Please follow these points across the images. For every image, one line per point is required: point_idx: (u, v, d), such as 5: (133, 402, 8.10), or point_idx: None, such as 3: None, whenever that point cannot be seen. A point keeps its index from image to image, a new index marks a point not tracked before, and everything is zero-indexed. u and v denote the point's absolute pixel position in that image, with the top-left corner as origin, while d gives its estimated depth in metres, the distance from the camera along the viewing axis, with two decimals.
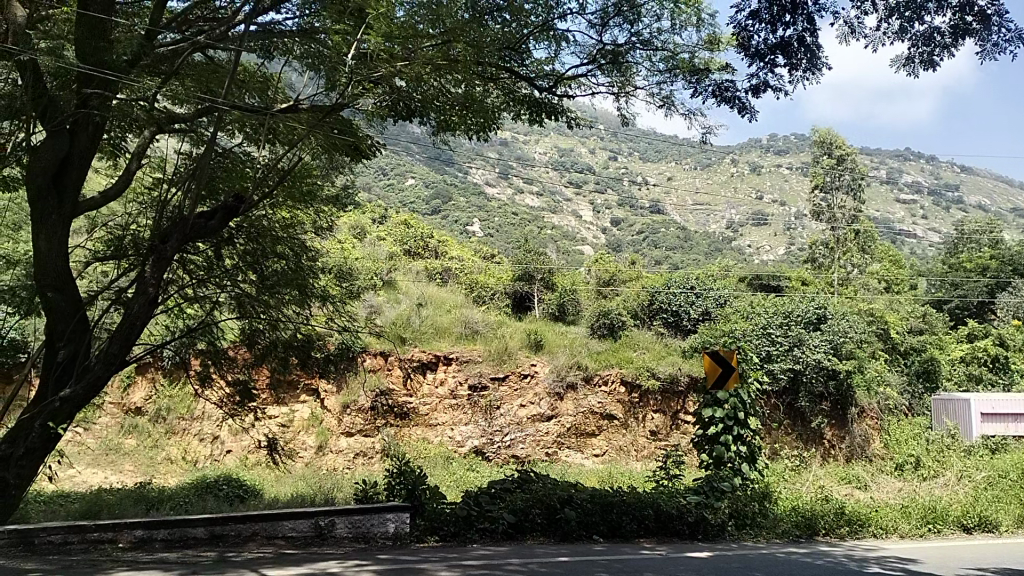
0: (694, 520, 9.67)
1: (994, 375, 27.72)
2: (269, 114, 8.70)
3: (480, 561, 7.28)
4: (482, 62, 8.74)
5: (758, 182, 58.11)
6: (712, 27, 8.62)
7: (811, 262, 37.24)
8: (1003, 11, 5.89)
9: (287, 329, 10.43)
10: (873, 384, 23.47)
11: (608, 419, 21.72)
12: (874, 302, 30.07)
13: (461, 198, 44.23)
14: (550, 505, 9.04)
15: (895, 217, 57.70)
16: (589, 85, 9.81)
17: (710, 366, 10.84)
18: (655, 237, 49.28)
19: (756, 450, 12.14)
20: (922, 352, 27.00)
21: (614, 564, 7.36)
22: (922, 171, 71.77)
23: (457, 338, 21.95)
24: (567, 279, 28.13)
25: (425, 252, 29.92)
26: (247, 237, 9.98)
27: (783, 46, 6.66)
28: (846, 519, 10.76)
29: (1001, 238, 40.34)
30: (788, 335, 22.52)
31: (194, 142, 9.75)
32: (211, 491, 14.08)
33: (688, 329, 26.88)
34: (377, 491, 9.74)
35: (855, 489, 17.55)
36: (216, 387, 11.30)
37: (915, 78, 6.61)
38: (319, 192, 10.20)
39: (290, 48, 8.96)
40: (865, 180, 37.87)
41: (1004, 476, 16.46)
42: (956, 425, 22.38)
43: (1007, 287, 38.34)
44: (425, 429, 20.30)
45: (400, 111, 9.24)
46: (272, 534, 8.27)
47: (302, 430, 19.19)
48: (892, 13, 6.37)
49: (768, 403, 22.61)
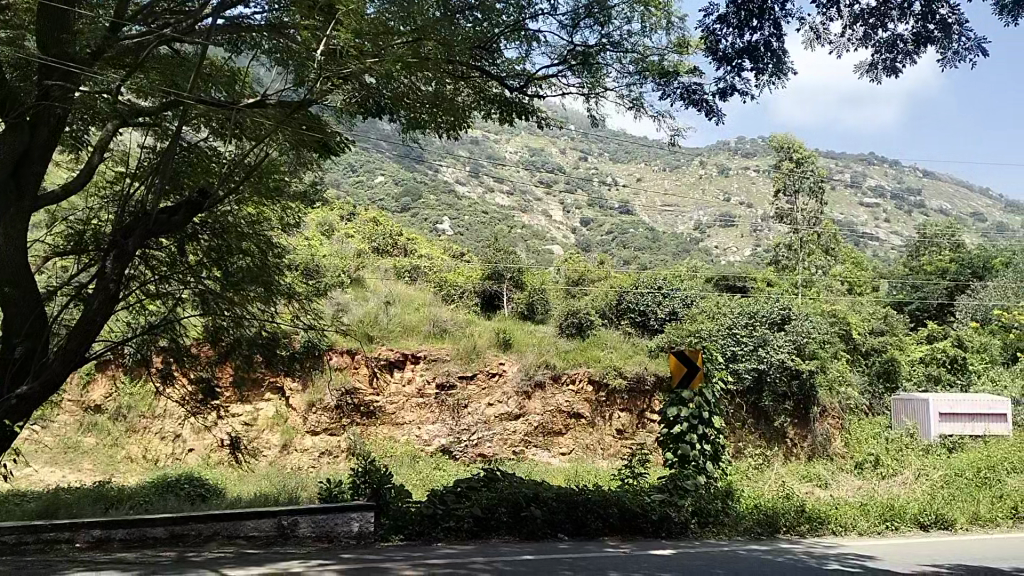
0: (658, 518, 9.72)
1: (952, 376, 28.39)
2: (234, 108, 8.50)
3: (445, 560, 7.26)
4: (453, 60, 8.68)
5: (726, 184, 58.92)
6: (681, 30, 8.65)
7: (775, 264, 37.80)
8: (963, 21, 6.08)
9: (251, 326, 10.28)
10: (835, 383, 23.86)
11: (575, 417, 21.85)
12: (837, 303, 30.60)
13: (431, 196, 44.07)
14: (515, 503, 9.08)
15: (859, 220, 58.72)
16: (559, 85, 9.77)
17: (675, 367, 10.93)
18: (624, 237, 49.62)
19: (719, 449, 12.29)
20: (882, 352, 27.57)
21: (578, 562, 7.39)
22: (884, 175, 73.19)
23: (425, 337, 21.88)
24: (536, 278, 28.28)
25: (393, 250, 29.81)
26: (211, 232, 9.84)
27: (750, 50, 6.78)
28: (807, 517, 10.94)
29: (961, 241, 41.29)
30: (752, 336, 22.84)
31: (158, 135, 9.56)
32: (173, 490, 13.88)
33: (655, 328, 27.13)
34: (341, 491, 9.68)
35: (815, 487, 17.85)
36: (178, 385, 11.15)
37: (878, 83, 6.82)
38: (286, 188, 10.15)
39: (258, 42, 8.92)
40: (825, 183, 38.50)
41: (961, 474, 16.77)
42: (916, 425, 22.84)
43: (965, 289, 39.19)
44: (391, 428, 20.20)
45: (370, 108, 9.14)
46: (233, 533, 8.17)
47: (266, 428, 19.02)
48: (855, 20, 6.51)
49: (732, 403, 22.89)
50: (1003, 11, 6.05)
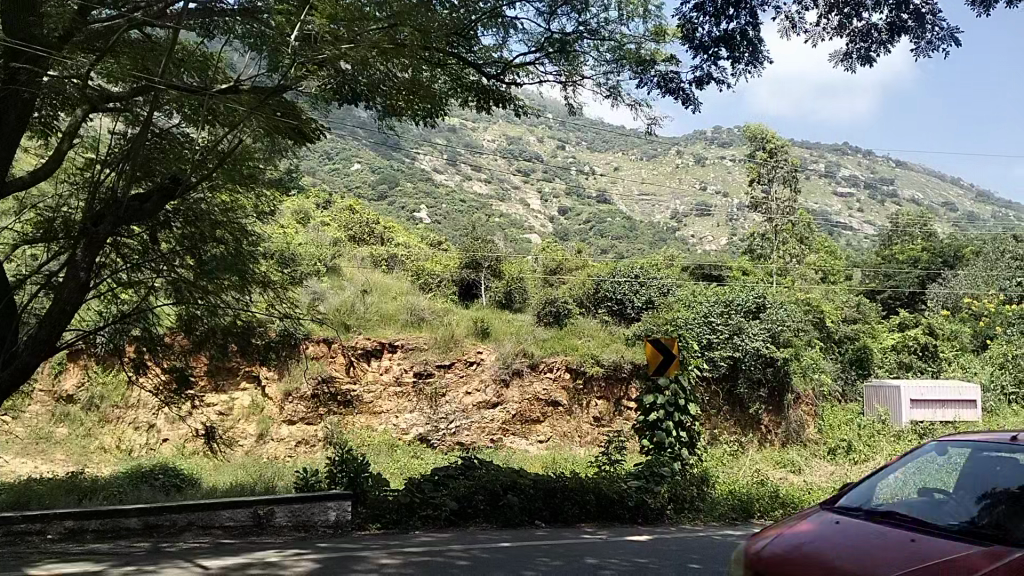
0: (634, 505, 9.83)
1: (923, 364, 28.81)
2: (207, 94, 8.30)
3: (422, 548, 7.26)
4: (429, 47, 8.56)
5: (702, 173, 59.16)
6: (658, 18, 8.64)
7: (750, 253, 38.06)
8: (935, 10, 6.19)
9: (226, 315, 10.23)
10: (808, 370, 24.17)
11: (552, 406, 21.95)
12: (811, 291, 30.87)
13: (408, 184, 43.78)
14: (493, 492, 9.10)
15: (833, 209, 59.25)
16: (536, 74, 9.73)
17: (651, 354, 10.96)
18: (602, 226, 49.68)
19: (695, 436, 12.39)
20: (855, 340, 27.96)
21: (555, 549, 7.43)
22: (858, 166, 74.03)
23: (403, 326, 21.80)
24: (514, 267, 28.28)
25: (370, 239, 29.62)
26: (184, 220, 9.70)
27: (726, 39, 6.84)
28: (781, 502, 11.09)
29: (932, 230, 41.99)
30: (728, 324, 23.03)
31: (129, 121, 9.32)
32: (146, 480, 13.75)
33: (632, 317, 27.28)
34: (318, 480, 9.67)
35: (789, 473, 18.06)
36: (151, 374, 11.04)
37: (853, 71, 6.96)
38: (260, 175, 10.06)
39: (230, 27, 8.80)
40: (799, 172, 38.80)
41: None
42: (887, 411, 23.18)
43: (936, 278, 39.72)
44: (369, 417, 20.17)
45: (345, 94, 9.06)
46: (209, 524, 8.08)
47: (242, 417, 18.92)
48: (831, 9, 6.60)
49: (708, 390, 23.08)
50: (976, 3, 6.12)
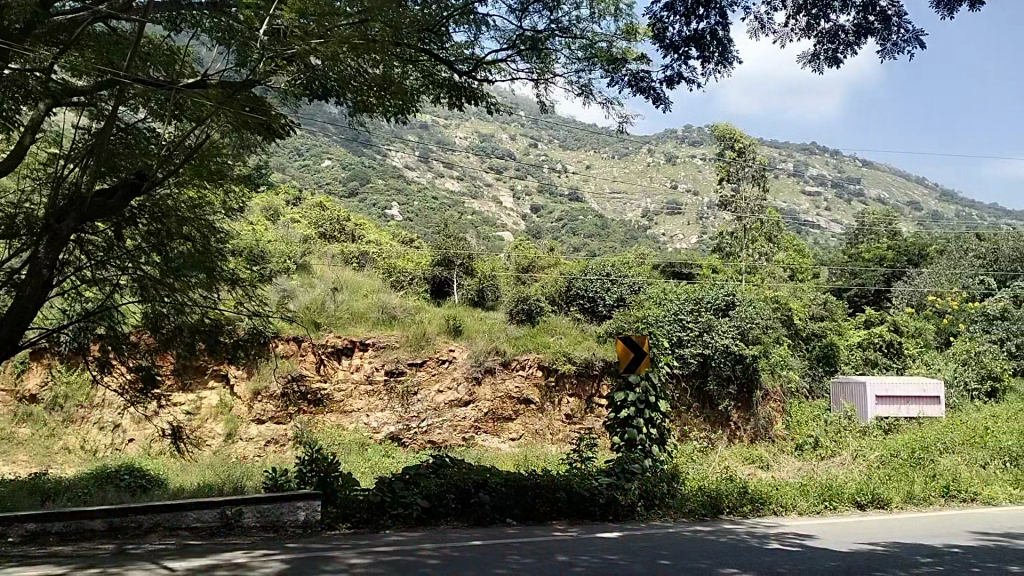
0: (606, 502, 9.82)
1: (888, 360, 29.26)
2: (173, 88, 8.18)
3: (391, 547, 7.20)
4: (400, 43, 8.43)
5: (673, 172, 59.55)
6: (629, 17, 8.66)
7: (720, 251, 38.39)
8: (901, 14, 6.29)
9: (192, 313, 10.11)
10: (776, 367, 24.45)
11: (524, 403, 21.92)
12: (779, 289, 31.20)
13: (379, 180, 43.43)
14: (463, 489, 9.17)
15: (800, 208, 60.05)
16: (508, 71, 9.68)
17: (622, 352, 11.00)
18: (574, 224, 49.80)
19: (666, 433, 12.49)
20: (822, 337, 28.32)
21: (526, 546, 7.44)
22: (825, 165, 75.09)
23: (374, 324, 21.68)
24: (486, 265, 28.76)
25: (341, 236, 29.45)
26: (149, 217, 9.45)
27: (696, 39, 6.90)
28: (749, 498, 11.17)
29: (897, 229, 42.78)
30: (698, 321, 23.19)
31: (93, 116, 9.19)
32: (111, 482, 13.53)
33: (604, 315, 27.34)
34: (287, 480, 9.58)
35: (757, 468, 18.28)
36: (117, 374, 10.81)
37: (821, 72, 7.05)
38: (229, 171, 9.88)
39: (197, 20, 8.59)
40: (767, 171, 39.13)
41: (896, 455, 17.28)
42: (853, 407, 23.54)
43: (901, 276, 40.39)
44: (339, 416, 20.05)
45: (315, 89, 8.92)
46: (176, 524, 7.98)
47: (210, 417, 18.76)
48: (799, 10, 6.69)
49: (678, 387, 23.22)
50: (940, 6, 6.22)
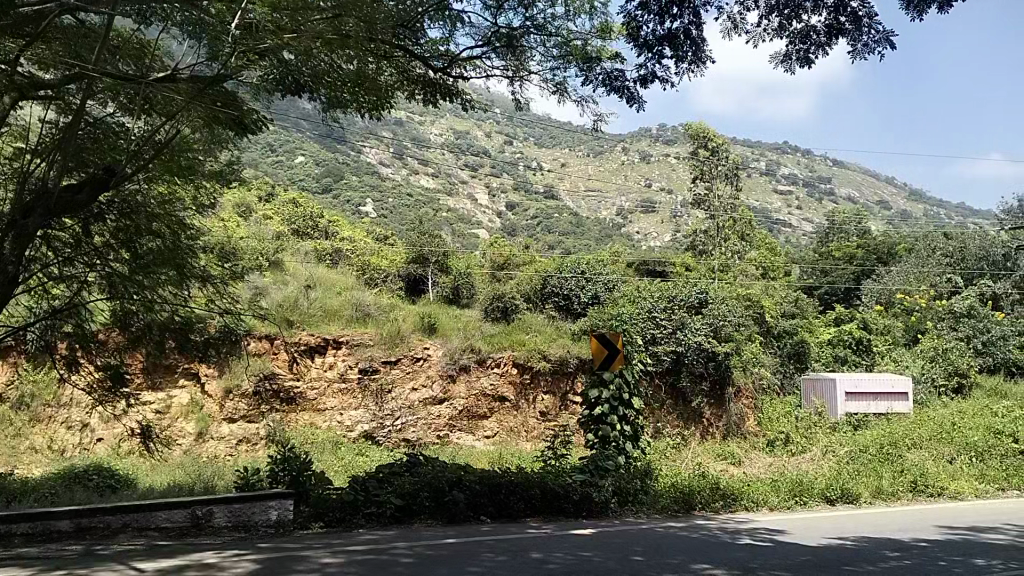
0: (580, 498, 9.84)
1: (857, 357, 29.66)
2: (143, 82, 7.86)
3: (365, 546, 7.16)
4: (375, 39, 8.36)
5: (647, 170, 59.87)
6: (604, 15, 8.67)
7: (693, 249, 38.67)
8: (872, 15, 6.37)
9: (163, 311, 10.01)
10: (748, 364, 24.69)
11: (500, 401, 21.83)
12: (752, 286, 31.49)
13: (353, 177, 43.16)
14: (438, 488, 9.06)
15: (773, 206, 60.65)
16: (483, 68, 9.65)
17: (597, 349, 11.04)
18: (549, 222, 49.87)
19: (639, 430, 12.58)
20: (793, 334, 28.61)
21: (499, 544, 7.42)
22: (797, 164, 75.91)
23: (348, 321, 21.69)
24: (461, 262, 28.86)
25: (314, 233, 29.28)
26: (118, 213, 9.39)
27: (670, 38, 6.93)
28: (721, 494, 11.25)
29: (867, 228, 43.38)
30: (672, 319, 23.33)
31: (60, 110, 8.97)
32: (80, 481, 13.33)
33: (578, 312, 27.44)
34: (259, 479, 9.49)
35: (730, 464, 18.42)
36: (85, 372, 10.65)
37: (793, 72, 7.13)
38: (200, 167, 9.76)
39: (168, 14, 8.14)
40: (740, 170, 39.35)
41: (866, 451, 17.50)
42: (823, 404, 23.85)
43: (871, 274, 40.95)
44: (312, 415, 19.85)
45: (287, 84, 8.82)
46: (144, 525, 7.94)
47: (180, 416, 18.51)
48: (772, 10, 6.75)
49: (651, 384, 23.33)
50: (910, 8, 6.30)
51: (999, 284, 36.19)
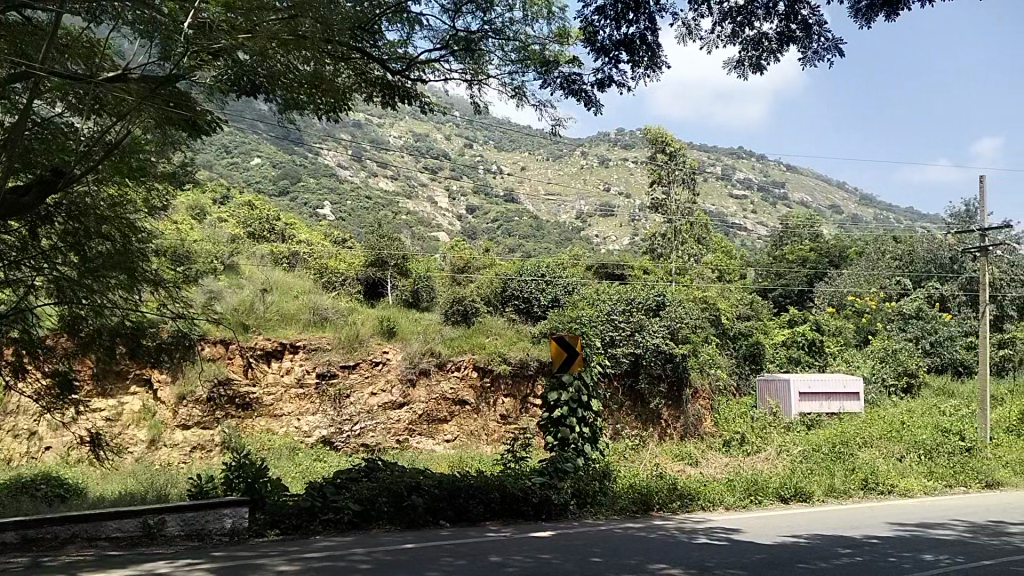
0: (539, 501, 9.85)
1: (811, 358, 30.29)
2: (92, 82, 7.62)
3: (322, 553, 7.07)
4: (333, 40, 8.23)
5: (606, 174, 60.38)
6: (562, 20, 8.70)
7: (651, 252, 39.06)
8: (822, 22, 6.52)
9: (113, 316, 9.78)
10: (705, 366, 25.04)
11: (459, 405, 21.79)
12: (709, 288, 31.88)
13: (311, 179, 42.66)
14: (396, 493, 9.04)
15: (728, 211, 61.66)
16: (441, 71, 9.60)
17: (556, 353, 11.06)
18: (508, 225, 49.97)
19: (597, 431, 12.65)
20: (749, 336, 29.09)
21: (459, 548, 7.40)
22: (752, 169, 77.23)
23: (305, 325, 21.43)
24: (421, 266, 28.72)
25: (270, 235, 28.90)
26: (66, 215, 9.15)
27: (626, 43, 7.00)
28: (679, 494, 11.37)
29: (819, 232, 44.33)
30: (630, 321, 23.56)
31: (6, 110, 8.76)
32: (27, 491, 12.94)
33: (538, 315, 27.56)
34: (214, 486, 9.31)
35: (687, 464, 18.64)
36: (31, 379, 10.29)
37: (745, 79, 7.24)
38: (153, 169, 9.58)
39: (119, 13, 7.73)
40: (696, 174, 39.88)
41: (819, 450, 17.86)
42: (777, 404, 24.30)
43: (823, 276, 41.89)
44: (269, 420, 19.59)
45: (242, 85, 8.71)
46: (94, 535, 7.70)
47: (132, 423, 18.09)
48: (725, 17, 6.86)
49: (610, 386, 23.46)
50: (858, 15, 6.46)
51: (946, 287, 37.23)
